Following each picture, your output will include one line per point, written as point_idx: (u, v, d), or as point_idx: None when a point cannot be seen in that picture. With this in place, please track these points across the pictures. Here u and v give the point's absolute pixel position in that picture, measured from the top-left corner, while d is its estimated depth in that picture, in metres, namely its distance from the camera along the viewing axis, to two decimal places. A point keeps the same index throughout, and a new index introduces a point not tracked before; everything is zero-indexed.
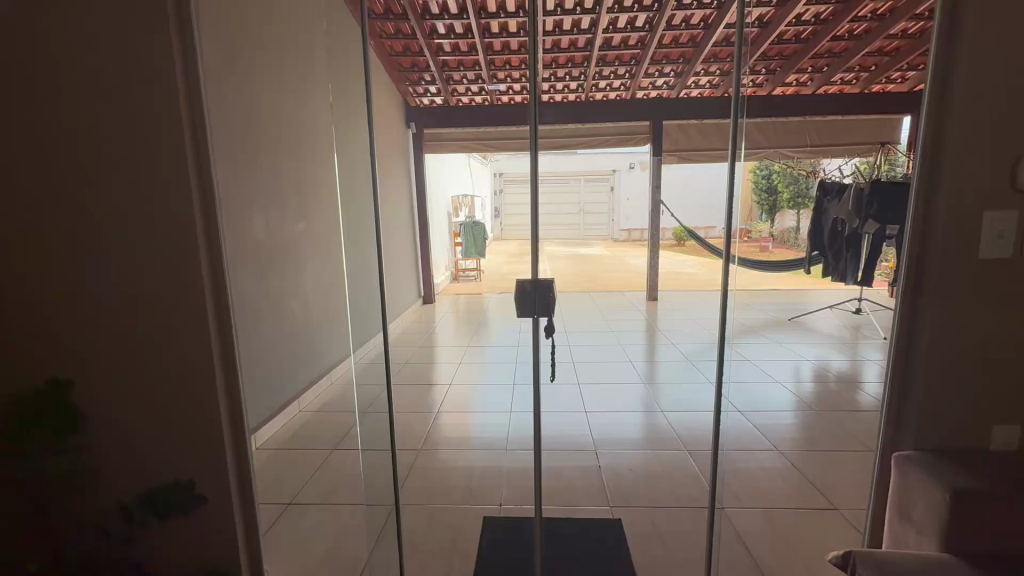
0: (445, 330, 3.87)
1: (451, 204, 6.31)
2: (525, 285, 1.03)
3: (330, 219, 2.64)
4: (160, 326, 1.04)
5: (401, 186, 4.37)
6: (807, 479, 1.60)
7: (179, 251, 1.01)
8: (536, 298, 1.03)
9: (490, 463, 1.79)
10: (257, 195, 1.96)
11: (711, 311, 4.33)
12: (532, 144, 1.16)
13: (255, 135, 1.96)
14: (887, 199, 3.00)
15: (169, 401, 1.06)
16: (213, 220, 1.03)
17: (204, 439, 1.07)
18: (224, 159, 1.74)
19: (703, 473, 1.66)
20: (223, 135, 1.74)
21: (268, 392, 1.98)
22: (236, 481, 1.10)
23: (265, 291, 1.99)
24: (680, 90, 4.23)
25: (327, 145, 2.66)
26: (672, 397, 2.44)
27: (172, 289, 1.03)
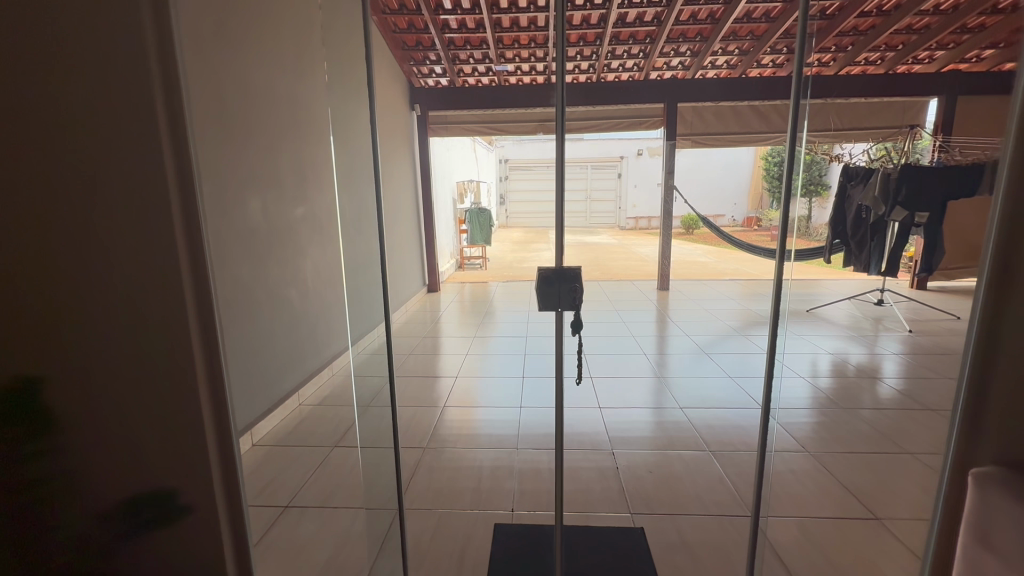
0: (450, 320, 3.77)
1: (456, 190, 6.17)
2: (547, 274, 0.90)
3: (331, 204, 2.52)
4: (139, 322, 0.92)
5: (405, 171, 4.22)
6: (842, 485, 1.49)
7: (157, 237, 0.89)
8: (564, 289, 0.90)
9: (500, 462, 1.69)
10: (253, 178, 1.83)
11: (724, 302, 4.20)
12: (560, 115, 1.02)
13: (247, 110, 1.80)
14: (915, 186, 2.93)
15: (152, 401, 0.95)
16: (190, 191, 0.89)
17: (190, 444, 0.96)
18: (210, 137, 1.59)
19: (727, 476, 1.55)
20: (211, 112, 1.60)
21: (266, 387, 1.88)
22: (225, 493, 0.99)
23: (262, 278, 1.88)
24: (697, 71, 4.02)
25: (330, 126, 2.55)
26: (688, 391, 2.34)
27: (152, 281, 0.91)
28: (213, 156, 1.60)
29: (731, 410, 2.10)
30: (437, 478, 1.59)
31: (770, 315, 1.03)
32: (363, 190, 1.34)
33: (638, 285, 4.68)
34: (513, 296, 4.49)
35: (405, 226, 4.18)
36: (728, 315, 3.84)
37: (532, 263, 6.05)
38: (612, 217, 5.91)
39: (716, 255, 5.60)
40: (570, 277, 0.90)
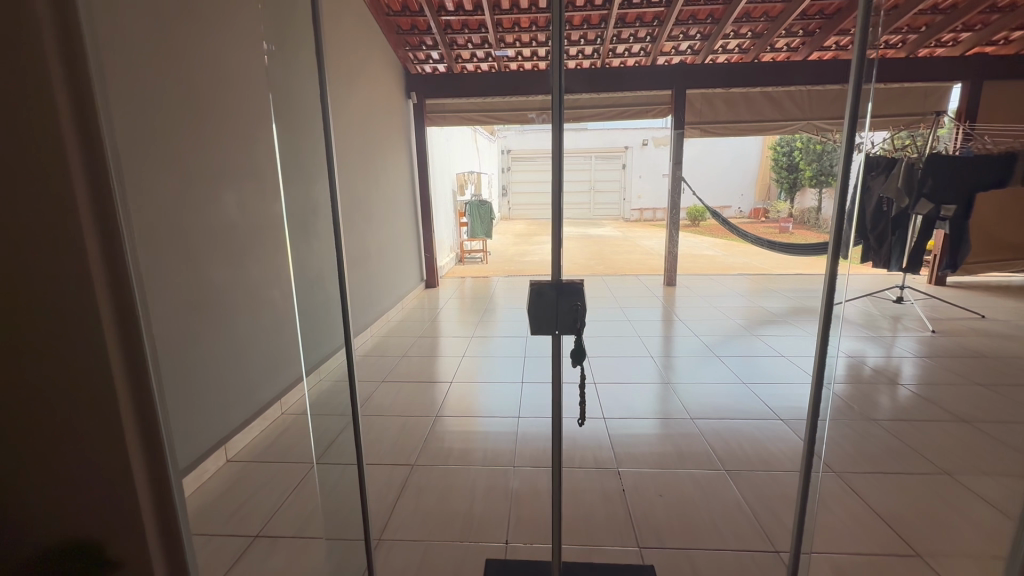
0: (449, 317, 3.62)
1: (456, 181, 6.00)
2: (538, 288, 0.75)
3: None
4: (23, 366, 0.65)
5: (401, 163, 4.05)
6: (880, 519, 1.33)
7: (40, 211, 0.58)
8: (561, 307, 0.74)
9: (495, 482, 1.53)
10: (221, 170, 1.64)
11: (732, 298, 4.03)
12: (556, 100, 0.85)
13: (208, 92, 1.59)
14: (944, 175, 2.74)
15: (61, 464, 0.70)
16: (92, 128, 0.58)
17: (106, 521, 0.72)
18: (165, 125, 1.39)
19: (746, 501, 1.39)
20: (167, 96, 1.41)
21: (242, 397, 1.73)
22: (168, 556, 0.75)
23: (237, 278, 1.71)
24: (707, 55, 3.82)
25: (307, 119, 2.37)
26: (698, 399, 2.18)
27: (38, 263, 0.60)
28: (171, 146, 1.41)
29: (748, 422, 1.93)
30: (426, 503, 1.44)
31: (816, 334, 0.87)
32: (318, 188, 1.13)
33: (643, 280, 4.50)
34: (514, 292, 4.33)
35: (402, 220, 4.02)
36: (738, 312, 3.67)
37: (534, 256, 5.88)
38: (616, 209, 5.74)
39: (724, 248, 5.41)
40: (570, 294, 0.74)
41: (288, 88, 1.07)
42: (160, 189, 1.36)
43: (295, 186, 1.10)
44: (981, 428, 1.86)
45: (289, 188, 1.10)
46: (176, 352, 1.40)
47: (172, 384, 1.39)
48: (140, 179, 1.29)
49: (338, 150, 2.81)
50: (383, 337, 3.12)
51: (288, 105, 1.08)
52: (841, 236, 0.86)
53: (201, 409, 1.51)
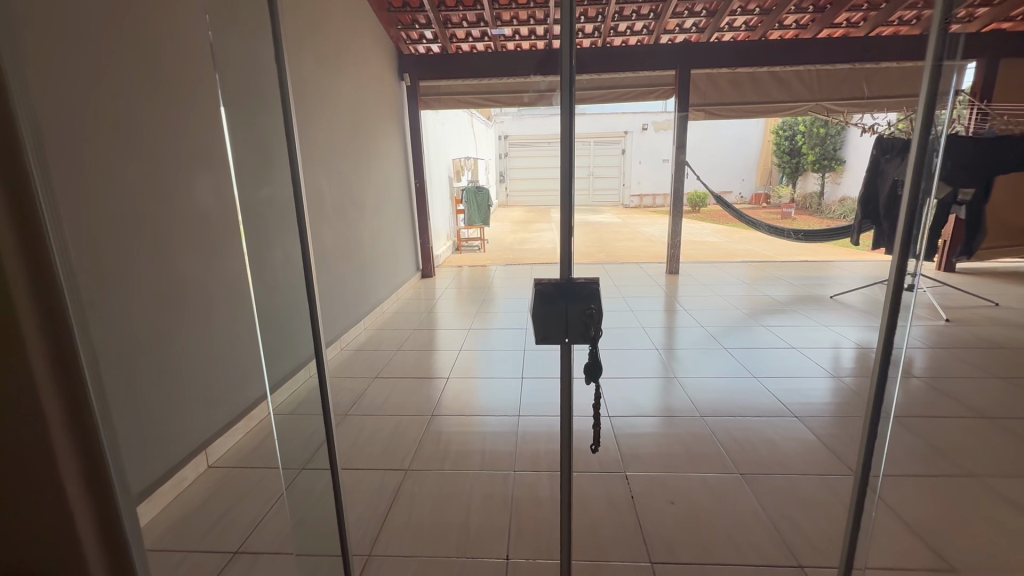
0: (446, 307, 3.51)
1: (453, 167, 5.84)
2: (541, 289, 0.64)
3: None
4: None
5: (394, 147, 3.90)
6: (909, 530, 1.24)
7: None
8: (581, 310, 0.63)
9: (494, 488, 1.43)
10: (193, 156, 1.52)
11: (737, 286, 3.93)
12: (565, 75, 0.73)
13: (175, 72, 1.46)
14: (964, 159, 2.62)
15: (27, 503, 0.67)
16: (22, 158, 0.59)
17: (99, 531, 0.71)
18: (124, 108, 1.27)
19: (764, 510, 1.30)
20: (126, 77, 1.28)
21: (225, 397, 1.64)
22: None
23: (214, 273, 1.61)
24: (712, 33, 3.66)
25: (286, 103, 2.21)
26: (707, 394, 2.08)
27: None
28: (133, 131, 1.29)
29: (760, 419, 1.84)
30: (420, 510, 1.35)
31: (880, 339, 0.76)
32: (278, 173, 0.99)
33: (646, 267, 4.38)
34: (514, 281, 4.20)
35: (396, 209, 3.88)
36: (744, 301, 3.57)
37: (533, 245, 5.76)
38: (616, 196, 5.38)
39: (726, 234, 5.24)
40: (592, 294, 0.64)
41: (245, 60, 0.92)
42: (123, 177, 1.26)
43: (257, 173, 0.98)
44: (1004, 424, 1.77)
45: (247, 176, 0.96)
46: (147, 353, 1.31)
47: (144, 387, 1.30)
48: (99, 168, 1.19)
49: (326, 134, 2.67)
50: (377, 330, 3.01)
51: (238, 80, 0.94)
52: (910, 238, 0.75)
53: (177, 412, 1.42)
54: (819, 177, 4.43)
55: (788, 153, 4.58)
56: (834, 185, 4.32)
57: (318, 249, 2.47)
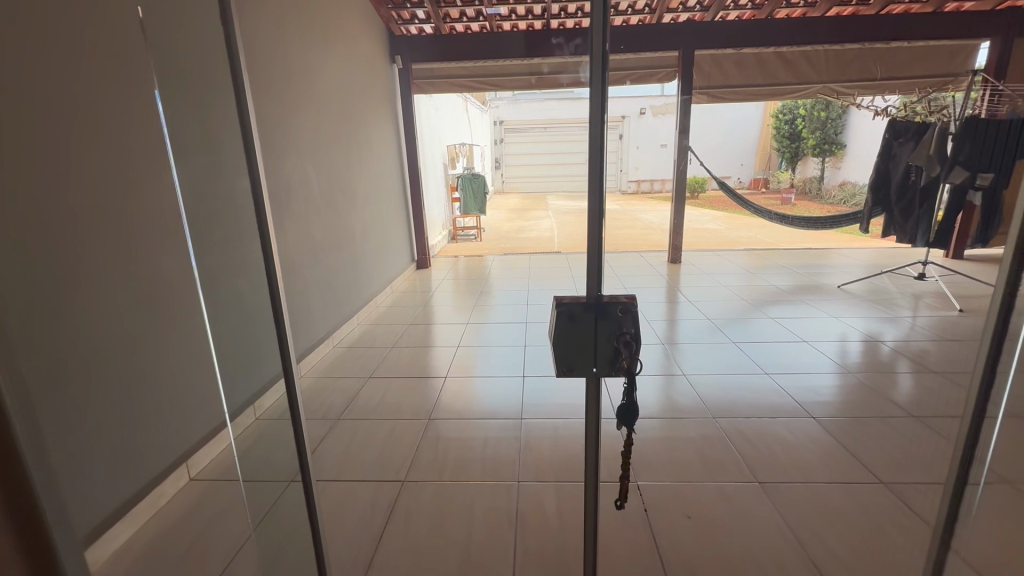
0: (444, 300, 3.40)
1: (448, 153, 5.67)
2: (565, 306, 0.61)
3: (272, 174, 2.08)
4: None
5: (386, 133, 3.74)
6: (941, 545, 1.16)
7: None
8: (612, 337, 0.59)
9: (495, 501, 1.34)
10: (154, 148, 1.40)
11: (739, 274, 3.83)
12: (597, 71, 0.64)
13: (128, 54, 1.32)
14: (980, 146, 2.70)
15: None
16: None
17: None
18: (72, 98, 1.15)
19: (785, 524, 1.22)
20: (74, 62, 1.15)
21: (204, 404, 1.56)
22: None
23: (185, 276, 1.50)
24: (716, 12, 3.50)
25: (265, 89, 2.07)
26: (717, 392, 1.98)
27: None
28: (84, 124, 1.18)
29: (774, 421, 1.74)
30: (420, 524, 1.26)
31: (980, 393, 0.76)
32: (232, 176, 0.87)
33: (647, 256, 4.26)
34: (512, 271, 4.08)
35: (388, 197, 3.74)
36: (748, 290, 3.47)
37: (530, 233, 5.63)
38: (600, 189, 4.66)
39: (727, 220, 4.85)
40: (629, 317, 0.59)
41: None
42: (74, 175, 1.15)
43: None
44: None
45: None
46: (111, 364, 1.24)
47: (108, 401, 1.22)
48: (48, 168, 1.09)
49: (313, 121, 2.52)
50: (371, 325, 2.90)
51: None
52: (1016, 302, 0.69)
53: (150, 423, 1.36)
54: (818, 162, 3.52)
55: (784, 135, 3.70)
56: (834, 171, 3.47)
57: (305, 242, 2.34)
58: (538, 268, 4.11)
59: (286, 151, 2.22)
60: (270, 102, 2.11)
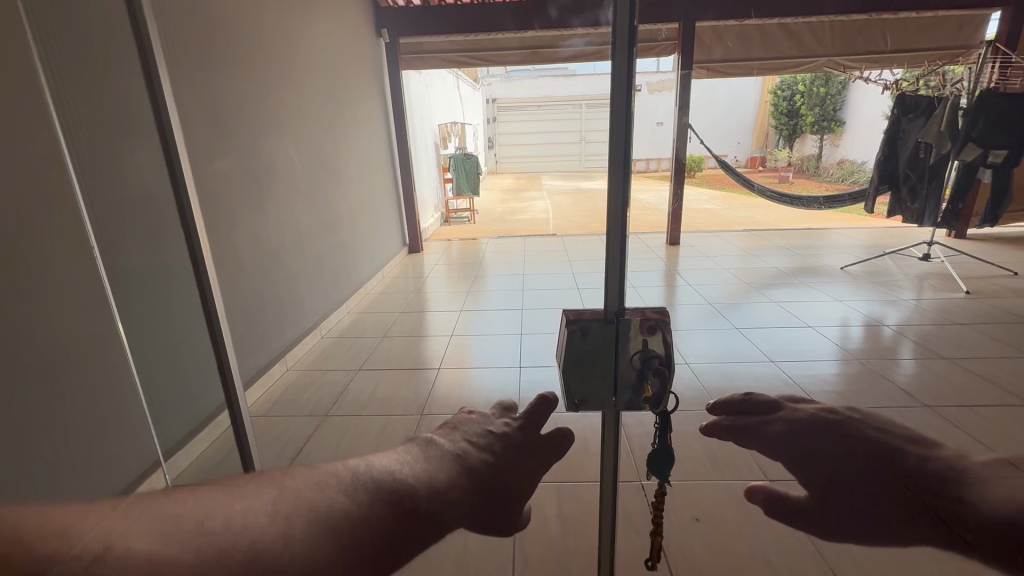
0: (436, 285, 3.29)
1: (439, 132, 5.47)
2: (578, 324, 0.59)
3: (248, 157, 1.94)
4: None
5: (373, 111, 3.56)
6: None
7: None
8: (640, 353, 0.59)
9: None
10: (118, 131, 1.30)
11: (737, 256, 3.75)
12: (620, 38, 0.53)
13: (78, 23, 1.19)
14: (997, 120, 2.72)
15: (124, 552, 0.39)
16: None
17: (265, 520, 0.48)
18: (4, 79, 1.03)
19: (800, 527, 1.15)
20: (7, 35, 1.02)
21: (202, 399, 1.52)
22: None
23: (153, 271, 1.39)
24: None
25: (238, 63, 1.91)
26: (722, 381, 1.91)
27: None
28: (33, 105, 1.06)
29: None
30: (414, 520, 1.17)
31: None
32: None
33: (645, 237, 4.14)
34: (506, 255, 3.97)
35: (377, 180, 3.58)
36: (747, 272, 3.38)
37: (525, 215, 5.48)
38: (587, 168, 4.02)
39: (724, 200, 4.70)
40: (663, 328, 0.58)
41: None
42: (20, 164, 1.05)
43: None
44: None
45: None
46: (87, 364, 1.18)
47: (86, 405, 1.18)
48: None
49: (292, 98, 2.36)
50: (361, 314, 2.79)
51: None
52: None
53: (126, 426, 1.28)
54: (817, 140, 3.31)
55: (783, 109, 3.32)
56: (834, 149, 3.32)
57: (288, 229, 2.21)
58: (533, 252, 3.99)
59: (266, 132, 2.08)
60: (244, 78, 1.95)
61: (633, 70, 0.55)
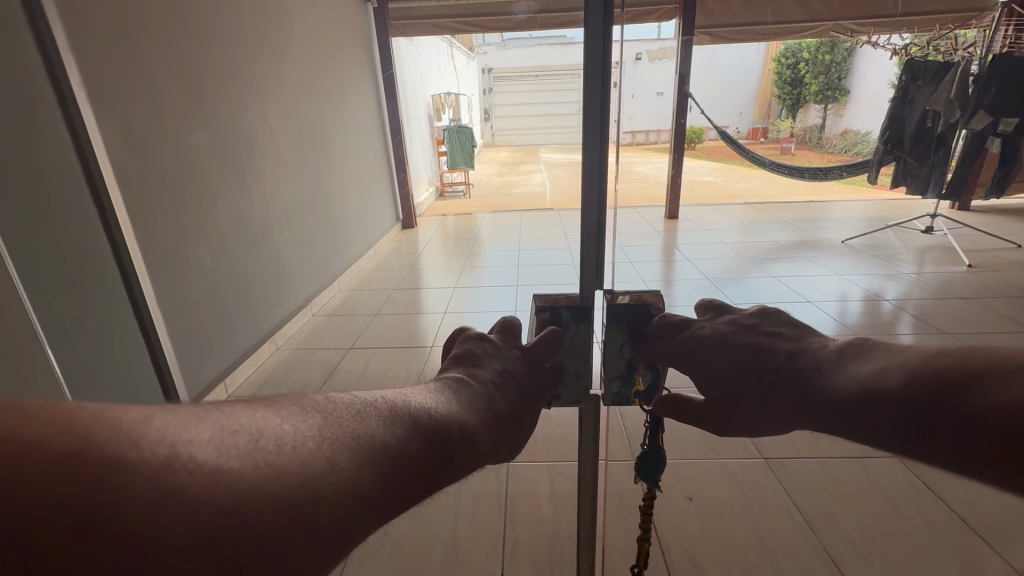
0: (431, 261, 3.25)
1: (432, 104, 5.32)
2: (553, 313, 0.68)
3: (231, 130, 1.87)
4: None
5: (363, 80, 3.45)
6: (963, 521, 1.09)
7: None
8: (630, 342, 0.68)
9: (486, 487, 1.24)
10: (24, 99, 1.08)
11: (734, 230, 3.70)
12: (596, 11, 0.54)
13: None
14: (1010, 85, 2.69)
15: (186, 474, 0.30)
16: None
17: (315, 447, 0.39)
18: None
19: (796, 507, 1.14)
20: None
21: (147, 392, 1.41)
22: None
23: (95, 249, 1.25)
24: None
25: (215, 28, 1.80)
26: None
27: None
28: None
29: None
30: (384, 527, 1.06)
31: None
32: None
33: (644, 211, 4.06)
34: (502, 230, 3.90)
35: (367, 153, 3.48)
36: (744, 246, 3.35)
37: (522, 189, 5.37)
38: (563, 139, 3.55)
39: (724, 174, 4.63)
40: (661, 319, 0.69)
41: None
42: None
43: None
44: None
45: None
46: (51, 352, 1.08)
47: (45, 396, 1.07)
48: None
49: (276, 65, 2.26)
50: (353, 291, 2.74)
51: None
52: None
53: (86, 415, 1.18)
54: None
55: None
56: None
57: (273, 205, 2.14)
58: (530, 226, 3.93)
59: (245, 102, 1.98)
60: (222, 44, 1.84)
61: (609, 34, 0.56)
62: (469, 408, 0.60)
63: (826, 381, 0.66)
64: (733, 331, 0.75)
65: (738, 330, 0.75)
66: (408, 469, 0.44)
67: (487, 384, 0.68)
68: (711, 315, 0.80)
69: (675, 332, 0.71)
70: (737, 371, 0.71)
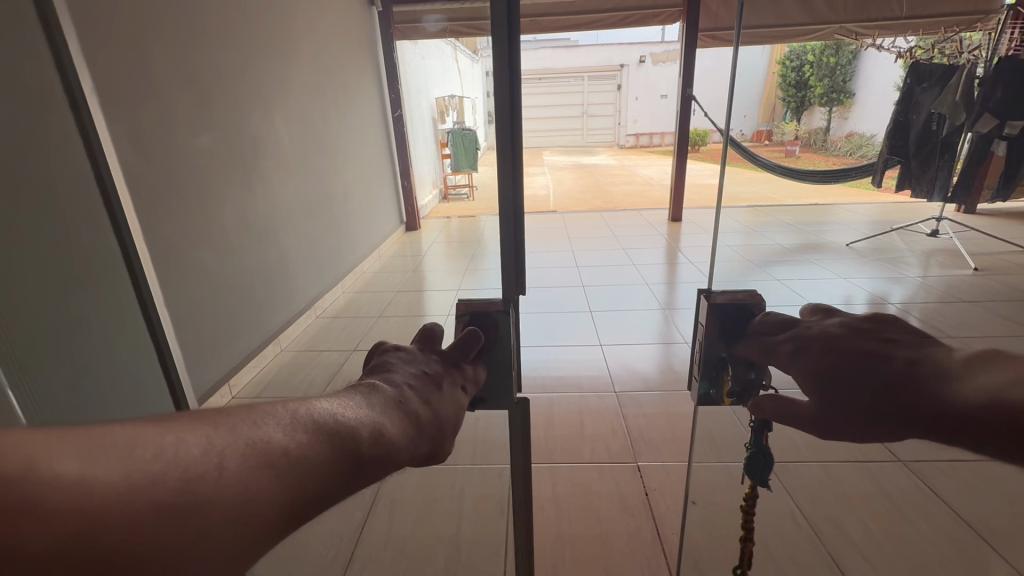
0: (435, 263, 3.26)
1: (436, 107, 5.33)
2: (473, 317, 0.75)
3: (234, 130, 1.88)
4: None
5: (367, 83, 3.47)
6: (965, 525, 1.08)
7: None
8: (726, 340, 0.77)
9: (488, 489, 1.24)
10: (42, 110, 1.07)
11: (738, 233, 3.70)
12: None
13: None
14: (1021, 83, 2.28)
15: (41, 487, 0.31)
16: None
17: (204, 452, 0.40)
18: None
19: (798, 509, 1.13)
20: None
21: (158, 408, 1.38)
22: None
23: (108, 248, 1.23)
24: None
25: (219, 30, 1.81)
26: None
27: None
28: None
29: None
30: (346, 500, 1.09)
31: None
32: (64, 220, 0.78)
33: (648, 214, 4.06)
34: None
35: (370, 156, 3.48)
36: (748, 248, 3.34)
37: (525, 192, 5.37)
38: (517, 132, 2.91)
39: None
40: (762, 316, 0.78)
41: None
42: None
43: None
44: None
45: None
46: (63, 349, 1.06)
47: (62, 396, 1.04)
48: None
49: (280, 68, 2.28)
50: (356, 293, 2.75)
51: None
52: None
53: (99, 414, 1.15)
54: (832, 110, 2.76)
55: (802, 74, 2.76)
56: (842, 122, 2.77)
57: (276, 208, 2.14)
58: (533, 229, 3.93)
59: (251, 105, 2.00)
60: (227, 46, 1.86)
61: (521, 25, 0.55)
62: (381, 410, 0.61)
63: (949, 390, 0.74)
64: (846, 336, 0.82)
65: (846, 333, 0.84)
66: (306, 471, 0.45)
67: (401, 388, 0.68)
68: (818, 317, 0.88)
69: (777, 330, 0.78)
70: (848, 371, 0.81)
